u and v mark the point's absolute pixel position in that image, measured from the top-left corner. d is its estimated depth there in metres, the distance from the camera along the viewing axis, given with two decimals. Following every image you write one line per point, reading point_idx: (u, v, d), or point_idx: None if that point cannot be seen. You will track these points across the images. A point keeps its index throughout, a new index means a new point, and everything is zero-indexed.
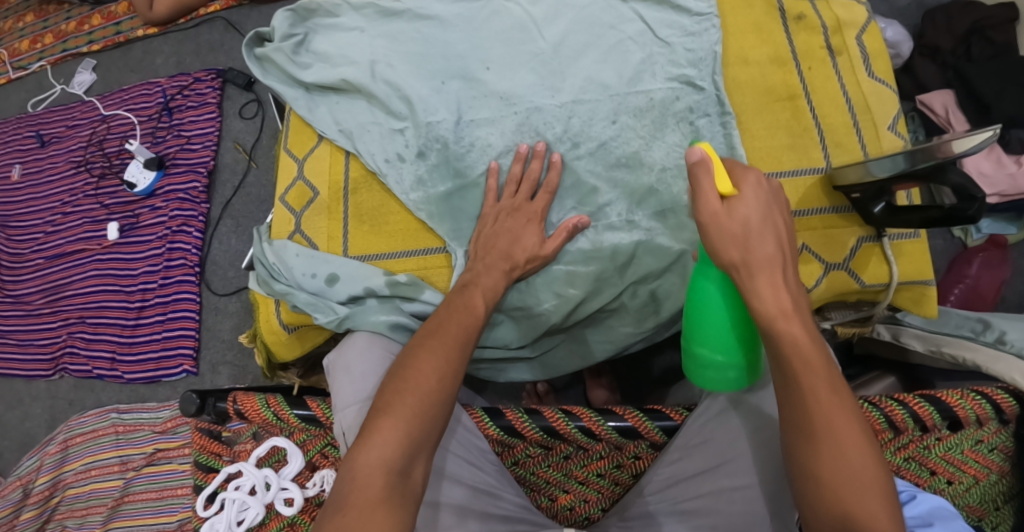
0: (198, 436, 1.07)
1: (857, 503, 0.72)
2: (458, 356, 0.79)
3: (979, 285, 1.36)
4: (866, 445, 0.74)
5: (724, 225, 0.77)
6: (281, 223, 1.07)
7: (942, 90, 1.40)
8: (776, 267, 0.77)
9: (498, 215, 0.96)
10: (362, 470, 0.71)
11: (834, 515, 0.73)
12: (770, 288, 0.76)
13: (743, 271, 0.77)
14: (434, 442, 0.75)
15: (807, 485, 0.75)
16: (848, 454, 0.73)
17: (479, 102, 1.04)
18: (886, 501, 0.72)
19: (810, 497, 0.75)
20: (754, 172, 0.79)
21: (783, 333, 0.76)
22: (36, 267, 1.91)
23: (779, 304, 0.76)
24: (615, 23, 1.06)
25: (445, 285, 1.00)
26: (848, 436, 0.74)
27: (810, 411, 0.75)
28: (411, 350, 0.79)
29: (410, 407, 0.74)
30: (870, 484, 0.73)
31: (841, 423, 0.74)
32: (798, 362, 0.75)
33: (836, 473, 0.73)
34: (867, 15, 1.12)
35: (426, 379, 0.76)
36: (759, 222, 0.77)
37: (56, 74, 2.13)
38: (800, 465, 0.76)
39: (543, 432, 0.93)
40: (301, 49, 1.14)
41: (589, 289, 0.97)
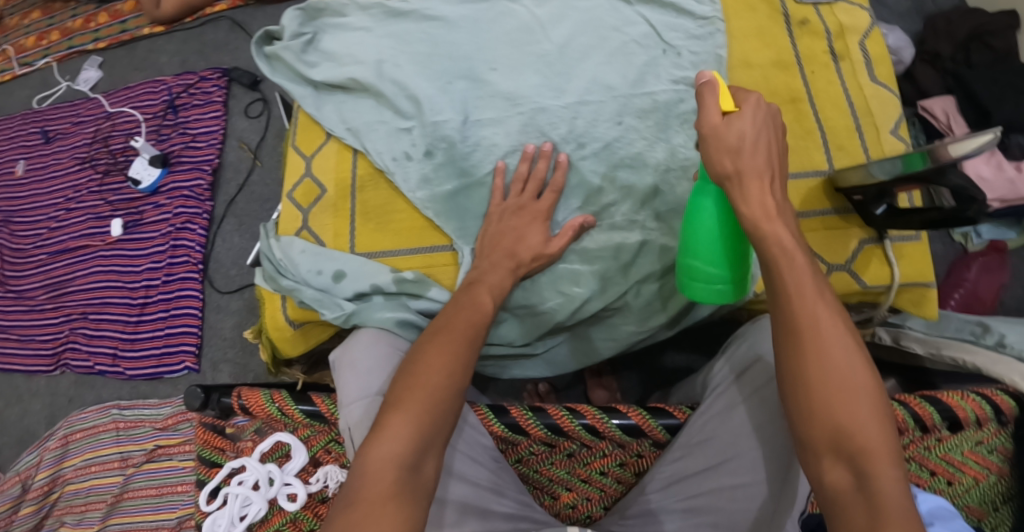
0: (202, 431, 1.08)
1: (846, 409, 0.73)
2: (467, 352, 0.80)
3: (979, 289, 1.37)
4: (855, 350, 0.75)
5: (721, 137, 0.80)
6: (288, 219, 1.07)
7: (943, 96, 1.41)
8: (766, 173, 0.80)
9: (503, 214, 0.96)
10: (373, 465, 0.71)
11: (824, 420, 0.74)
12: (759, 191, 0.79)
13: (734, 181, 0.80)
14: (444, 438, 0.75)
15: (796, 391, 0.76)
16: (836, 358, 0.74)
17: (484, 102, 1.04)
18: (875, 406, 0.73)
19: (800, 404, 0.75)
20: (756, 93, 0.82)
21: (767, 233, 0.78)
22: (39, 263, 1.92)
23: (766, 207, 0.79)
24: (621, 25, 1.07)
25: (451, 283, 1.01)
26: (837, 339, 0.75)
27: (798, 314, 0.76)
28: (421, 346, 0.80)
29: (420, 402, 0.75)
30: (857, 387, 0.73)
31: (829, 327, 0.75)
32: (785, 262, 0.77)
33: (825, 377, 0.74)
34: (869, 21, 1.15)
35: (436, 375, 0.77)
36: (750, 132, 0.80)
37: (61, 71, 2.14)
38: (789, 372, 0.76)
39: (548, 430, 0.94)
40: (309, 47, 1.15)
41: (594, 288, 0.98)
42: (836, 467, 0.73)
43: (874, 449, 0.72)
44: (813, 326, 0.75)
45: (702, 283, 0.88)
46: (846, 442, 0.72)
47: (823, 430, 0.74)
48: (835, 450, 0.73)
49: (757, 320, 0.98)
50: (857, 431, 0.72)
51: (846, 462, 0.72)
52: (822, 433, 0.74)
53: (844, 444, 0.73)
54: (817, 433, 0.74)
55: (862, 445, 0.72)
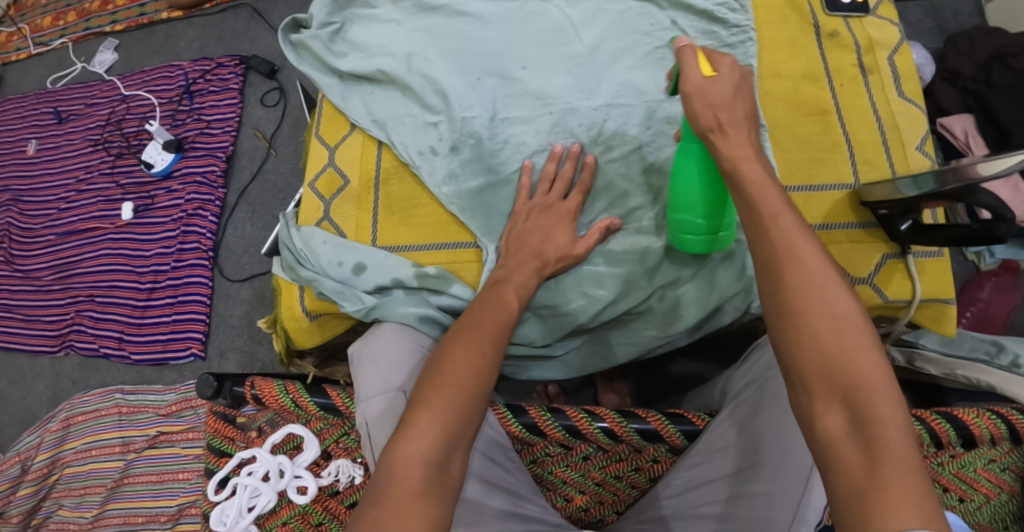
0: (213, 420, 1.06)
1: (836, 343, 0.71)
2: (493, 351, 0.80)
3: (991, 309, 1.37)
4: (840, 284, 0.74)
5: (704, 93, 0.82)
6: (309, 209, 1.07)
7: (963, 114, 1.41)
8: (744, 122, 0.82)
9: (530, 212, 0.96)
10: (400, 462, 0.72)
11: (814, 354, 0.72)
12: (736, 140, 0.81)
13: (715, 133, 0.82)
14: (470, 437, 0.75)
15: (783, 326, 0.74)
16: (823, 292, 0.73)
17: (513, 100, 1.04)
18: (864, 339, 0.71)
19: (787, 340, 0.73)
20: (731, 55, 0.84)
21: (744, 172, 0.80)
22: (47, 243, 1.91)
23: (740, 151, 0.81)
24: (652, 29, 1.07)
25: (474, 280, 1.00)
26: (820, 272, 0.74)
27: (780, 249, 0.76)
28: (447, 343, 0.81)
29: (448, 400, 0.76)
30: (841, 317, 0.72)
31: (810, 260, 0.74)
32: (760, 200, 0.78)
33: (811, 309, 0.73)
34: (900, 36, 1.14)
35: (463, 373, 0.77)
36: (727, 85, 0.82)
37: (78, 52, 2.14)
38: (773, 304, 0.75)
39: (565, 432, 0.94)
40: (337, 37, 1.15)
41: (617, 291, 0.97)
42: (830, 406, 0.70)
43: (864, 382, 0.70)
44: (794, 258, 0.75)
45: (692, 235, 0.92)
46: (838, 376, 0.70)
47: (814, 366, 0.71)
48: (828, 387, 0.71)
49: None
50: (848, 363, 0.70)
51: (840, 399, 0.70)
52: (813, 370, 0.71)
53: (837, 380, 0.70)
54: (807, 369, 0.72)
55: (853, 379, 0.70)
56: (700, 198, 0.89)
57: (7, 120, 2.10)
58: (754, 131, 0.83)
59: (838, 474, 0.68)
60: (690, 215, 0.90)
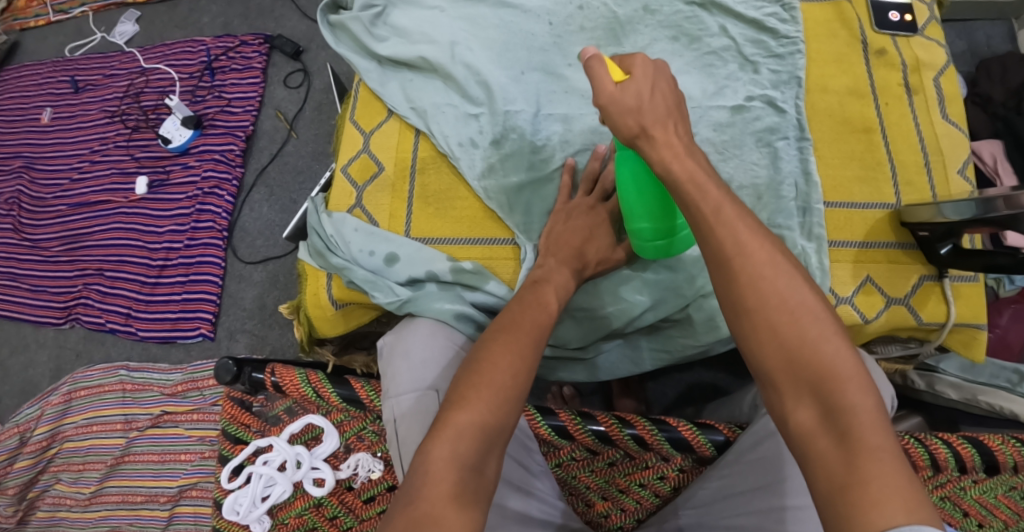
0: (230, 406, 1.04)
1: (796, 336, 0.69)
2: (532, 353, 0.78)
3: (1008, 336, 1.33)
4: (795, 271, 0.72)
5: (619, 100, 0.78)
6: (340, 195, 1.05)
7: (991, 140, 1.37)
8: (668, 118, 0.78)
9: (570, 213, 0.94)
10: (434, 462, 0.71)
11: (774, 348, 0.70)
12: (665, 135, 0.77)
13: (642, 139, 0.78)
14: (505, 441, 0.74)
15: (741, 324, 0.72)
16: (774, 284, 0.71)
17: (558, 97, 1.03)
18: (824, 326, 0.70)
19: (745, 337, 0.71)
20: (640, 54, 0.80)
21: (676, 172, 0.76)
22: (58, 213, 1.88)
23: (671, 149, 0.77)
24: (700, 35, 1.06)
25: (510, 278, 0.98)
26: (769, 264, 0.72)
27: (725, 244, 0.73)
28: (484, 343, 0.80)
29: (486, 400, 0.74)
30: (797, 306, 0.70)
31: (758, 252, 0.72)
32: (700, 197, 0.75)
33: (766, 305, 0.71)
34: (947, 58, 1.09)
35: (500, 374, 0.76)
36: (644, 81, 0.78)
37: (98, 21, 2.11)
38: (727, 301, 0.73)
39: (594, 437, 0.93)
40: (378, 21, 1.13)
41: (656, 297, 0.95)
42: (800, 401, 0.69)
43: (831, 372, 0.68)
44: (741, 254, 0.72)
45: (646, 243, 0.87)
46: (803, 369, 0.69)
47: (777, 361, 0.70)
48: (794, 382, 0.69)
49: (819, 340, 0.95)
50: (811, 355, 0.69)
51: (808, 392, 0.69)
52: (775, 366, 0.70)
53: (802, 374, 0.69)
54: (771, 365, 0.70)
55: (819, 370, 0.68)
56: (643, 203, 0.85)
57: (22, 86, 2.06)
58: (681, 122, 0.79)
59: (817, 469, 0.67)
60: (638, 222, 0.87)
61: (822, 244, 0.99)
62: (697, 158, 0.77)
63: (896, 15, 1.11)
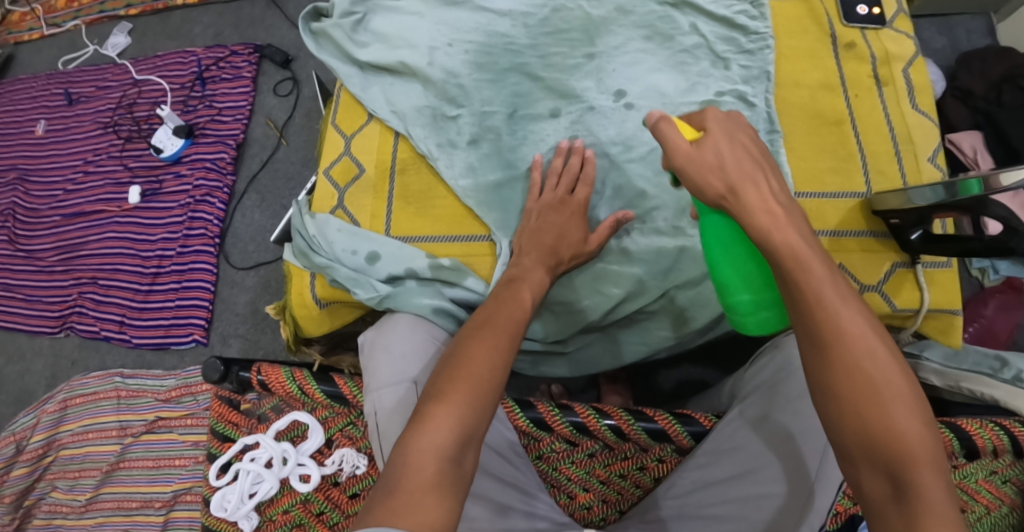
0: (218, 404, 1.07)
1: (881, 422, 0.67)
2: (509, 346, 0.81)
3: (994, 326, 1.34)
4: (891, 358, 0.69)
5: (698, 159, 0.78)
6: (323, 197, 1.07)
7: (971, 132, 1.38)
8: (756, 174, 0.76)
9: (544, 209, 0.96)
10: (415, 453, 0.72)
11: (855, 427, 0.68)
12: (754, 194, 0.75)
13: (729, 198, 0.77)
14: (483, 433, 0.76)
15: (825, 401, 0.70)
16: (867, 369, 0.68)
17: (532, 100, 1.06)
18: (911, 411, 0.67)
19: (828, 417, 0.70)
20: (711, 109, 0.80)
21: (777, 240, 0.73)
22: (52, 224, 1.91)
23: (773, 217, 0.74)
24: (673, 34, 1.08)
25: (488, 274, 1.00)
26: (866, 348, 0.69)
27: (822, 322, 0.70)
28: (463, 339, 0.81)
29: (463, 393, 0.76)
30: (885, 390, 0.68)
31: (856, 337, 0.69)
32: (803, 276, 0.71)
33: (855, 389, 0.68)
34: (916, 50, 1.12)
35: (479, 367, 0.78)
36: (720, 140, 0.78)
37: (91, 34, 2.14)
38: (815, 379, 0.71)
39: (572, 428, 0.95)
40: (359, 27, 1.16)
41: (631, 289, 0.97)
42: (874, 478, 0.67)
43: (912, 455, 0.66)
44: (837, 338, 0.69)
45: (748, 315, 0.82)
46: (882, 450, 0.67)
47: (856, 441, 0.68)
48: (871, 465, 0.67)
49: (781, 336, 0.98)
50: (893, 437, 0.67)
51: (885, 476, 0.67)
52: (855, 447, 0.68)
53: (880, 457, 0.67)
54: (850, 443, 0.69)
55: (899, 452, 0.66)
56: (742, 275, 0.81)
57: (17, 100, 2.09)
58: (771, 176, 0.77)
59: None
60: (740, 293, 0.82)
61: None
62: (797, 222, 0.74)
63: (864, 9, 1.13)
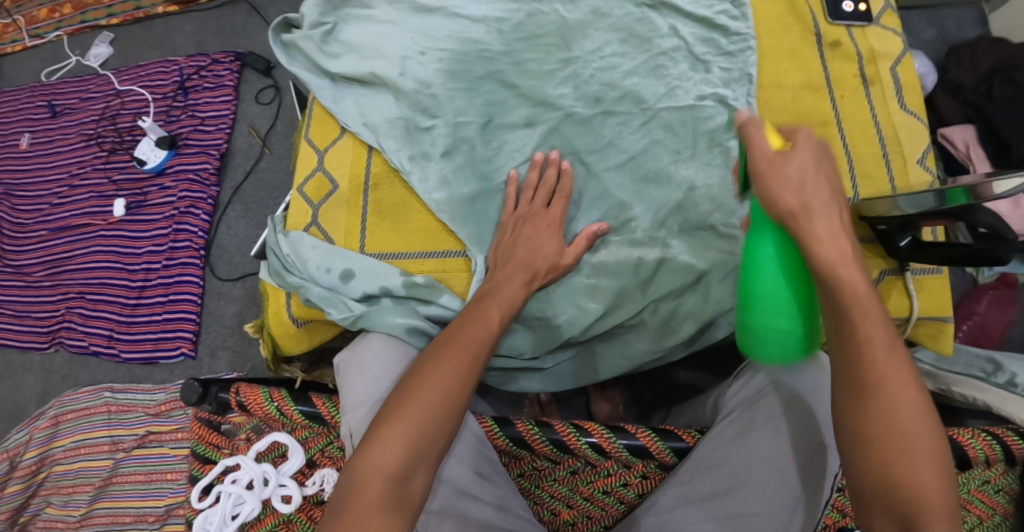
0: (197, 426, 1.05)
1: (906, 473, 0.70)
2: (469, 370, 0.79)
3: (987, 322, 1.31)
4: (922, 410, 0.72)
5: (779, 172, 0.73)
6: (297, 214, 1.05)
7: (963, 126, 1.34)
8: (831, 204, 0.73)
9: (518, 222, 0.94)
10: (364, 472, 0.72)
11: (879, 475, 0.71)
12: (827, 223, 0.72)
13: (801, 219, 0.72)
14: (437, 452, 0.75)
15: (855, 447, 0.73)
16: (902, 421, 0.71)
17: (507, 108, 1.04)
18: (935, 466, 0.71)
19: (854, 459, 0.73)
20: (805, 127, 0.75)
21: (843, 278, 0.71)
22: (39, 239, 1.89)
23: (838, 250, 0.72)
24: (651, 36, 1.06)
25: (463, 290, 0.98)
26: (905, 403, 0.71)
27: (868, 371, 0.72)
28: (422, 362, 0.80)
29: (413, 417, 0.75)
30: (915, 444, 0.71)
31: (898, 391, 0.71)
32: (859, 318, 0.71)
33: (885, 437, 0.71)
34: (903, 47, 1.09)
35: (432, 390, 0.76)
36: (808, 159, 0.73)
37: (73, 45, 2.12)
38: (847, 423, 0.74)
39: (553, 446, 0.91)
40: (330, 38, 1.14)
41: (609, 303, 0.95)
42: (887, 522, 0.72)
43: (929, 507, 0.69)
44: (880, 388, 0.71)
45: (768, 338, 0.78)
46: (899, 499, 0.70)
47: (877, 487, 0.72)
48: (886, 510, 0.71)
49: None
50: (914, 487, 0.70)
51: (897, 522, 0.71)
52: (874, 486, 0.72)
53: (898, 504, 0.71)
54: (871, 488, 0.72)
55: (916, 502, 0.70)
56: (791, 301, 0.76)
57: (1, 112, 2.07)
58: (844, 208, 0.74)
59: None
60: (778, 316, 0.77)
61: None
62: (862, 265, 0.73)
63: (850, 5, 1.10)
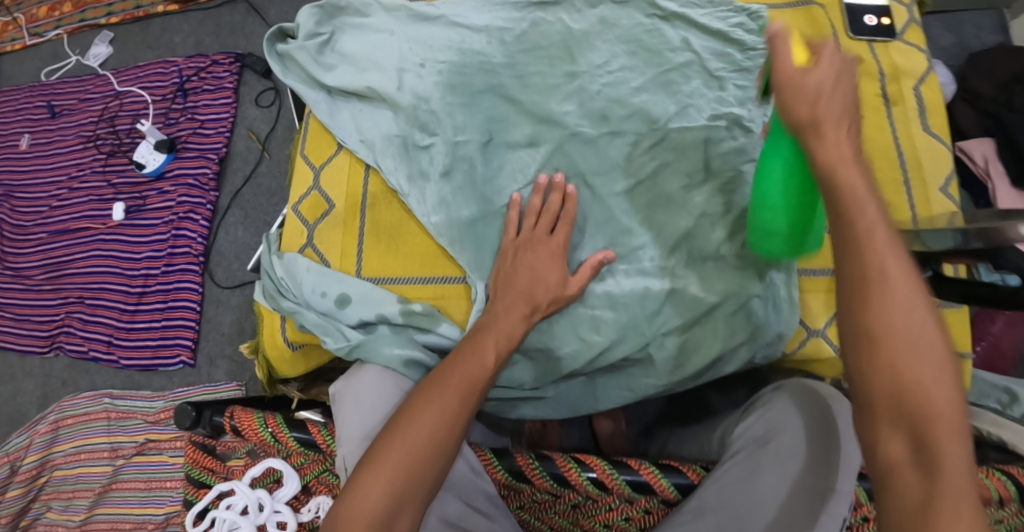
0: (191, 450, 1.02)
1: (910, 375, 0.64)
2: (460, 411, 0.76)
3: (1000, 342, 1.25)
4: (924, 312, 0.65)
5: (796, 83, 0.71)
6: (292, 234, 1.03)
7: (982, 139, 1.29)
8: (843, 118, 0.71)
9: (519, 249, 0.91)
10: (347, 516, 0.71)
11: (885, 380, 0.65)
12: (836, 134, 0.70)
13: (811, 129, 0.70)
14: (420, 501, 0.72)
15: (857, 348, 0.67)
16: (905, 322, 0.65)
17: (511, 126, 1.00)
18: (942, 371, 0.64)
19: (856, 361, 0.66)
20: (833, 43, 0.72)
21: (841, 178, 0.69)
22: (39, 242, 1.87)
23: (840, 152, 0.70)
24: (662, 49, 1.02)
25: (462, 318, 0.96)
26: (907, 298, 0.66)
27: (869, 267, 0.67)
28: (411, 401, 0.77)
29: (397, 460, 0.73)
30: (920, 346, 0.65)
31: (902, 285, 0.66)
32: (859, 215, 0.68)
33: (887, 334, 0.65)
34: (928, 65, 1.05)
35: (419, 432, 0.74)
36: (830, 75, 0.71)
37: (73, 44, 2.09)
38: (847, 321, 0.68)
39: (553, 480, 0.88)
40: (326, 48, 1.10)
41: (615, 337, 0.91)
42: (892, 433, 0.64)
43: (936, 416, 0.63)
44: (881, 280, 0.66)
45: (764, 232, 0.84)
46: (907, 405, 0.64)
47: (882, 393, 0.65)
48: (893, 419, 0.64)
49: (781, 385, 0.91)
50: (920, 393, 0.63)
51: (905, 433, 0.63)
52: (875, 394, 0.65)
53: (904, 411, 0.64)
54: (876, 393, 0.65)
55: (923, 409, 0.63)
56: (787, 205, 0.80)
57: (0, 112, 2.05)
58: (854, 122, 0.72)
59: (892, 501, 0.62)
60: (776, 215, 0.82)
61: (791, 274, 0.91)
62: (865, 172, 0.70)
63: (873, 18, 1.06)
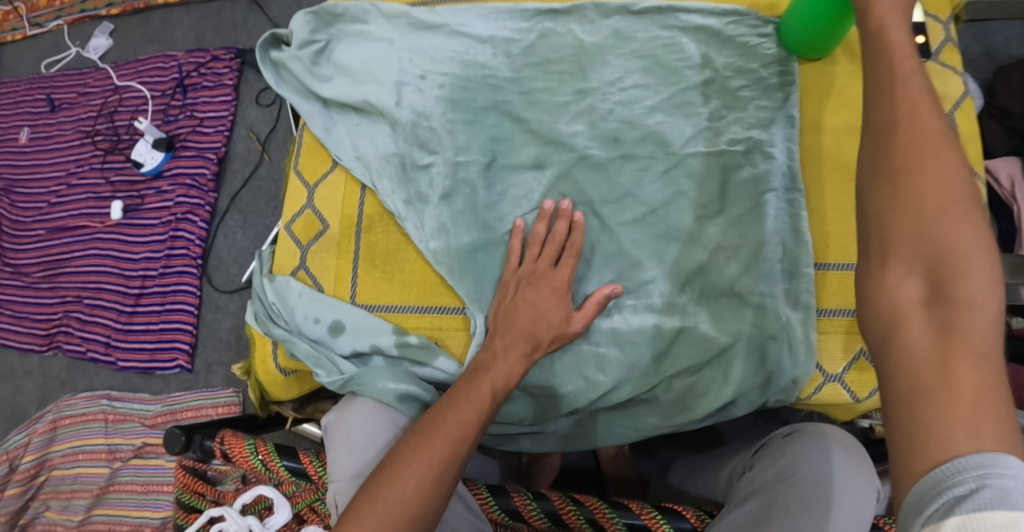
0: (182, 474, 0.99)
1: (934, 212, 0.61)
2: (450, 456, 0.73)
3: None
4: (953, 158, 0.62)
5: None
6: (285, 255, 1.01)
7: (1009, 158, 1.24)
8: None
9: (520, 283, 0.87)
10: None
11: (906, 218, 0.62)
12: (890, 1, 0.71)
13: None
14: None
15: (880, 187, 0.64)
16: (934, 163, 0.62)
17: (517, 146, 0.96)
18: (970, 214, 0.60)
19: (875, 198, 0.64)
20: None
21: (891, 35, 0.69)
22: (37, 238, 1.84)
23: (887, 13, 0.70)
24: (679, 65, 0.96)
25: (461, 351, 0.93)
26: (935, 135, 0.63)
27: (898, 108, 0.65)
28: (399, 449, 0.74)
29: (380, 515, 0.69)
30: (948, 186, 0.61)
31: (931, 123, 0.64)
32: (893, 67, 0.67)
33: (912, 167, 0.63)
34: (963, 89, 1.00)
35: (404, 484, 0.70)
36: None
37: (73, 35, 2.04)
38: (869, 161, 0.66)
39: (548, 519, 0.85)
40: (321, 57, 1.05)
41: (619, 378, 0.89)
42: (907, 274, 0.61)
43: (956, 256, 0.59)
44: (910, 116, 0.64)
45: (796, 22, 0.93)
46: (927, 245, 0.60)
47: (902, 233, 0.62)
48: (911, 259, 0.61)
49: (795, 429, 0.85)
50: (943, 232, 0.60)
51: (923, 276, 0.60)
52: (883, 238, 0.63)
53: (925, 253, 0.60)
54: (896, 232, 0.62)
55: (946, 250, 0.60)
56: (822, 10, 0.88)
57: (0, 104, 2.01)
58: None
59: (901, 352, 0.59)
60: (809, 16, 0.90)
61: (808, 316, 0.86)
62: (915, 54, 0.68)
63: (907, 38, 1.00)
